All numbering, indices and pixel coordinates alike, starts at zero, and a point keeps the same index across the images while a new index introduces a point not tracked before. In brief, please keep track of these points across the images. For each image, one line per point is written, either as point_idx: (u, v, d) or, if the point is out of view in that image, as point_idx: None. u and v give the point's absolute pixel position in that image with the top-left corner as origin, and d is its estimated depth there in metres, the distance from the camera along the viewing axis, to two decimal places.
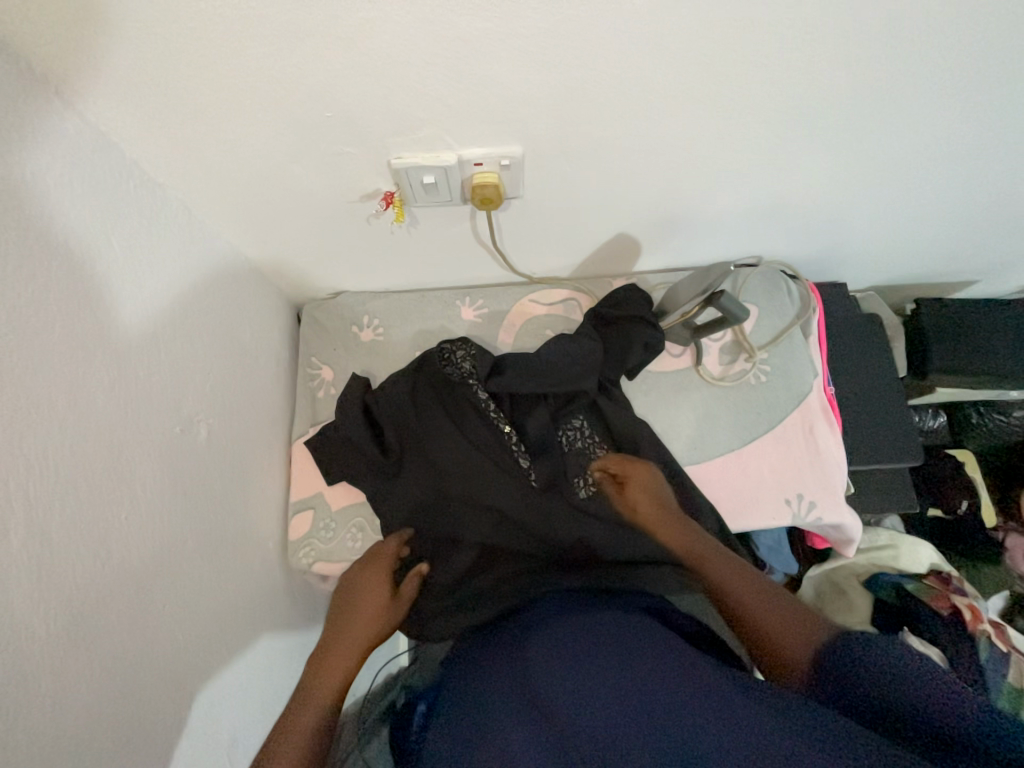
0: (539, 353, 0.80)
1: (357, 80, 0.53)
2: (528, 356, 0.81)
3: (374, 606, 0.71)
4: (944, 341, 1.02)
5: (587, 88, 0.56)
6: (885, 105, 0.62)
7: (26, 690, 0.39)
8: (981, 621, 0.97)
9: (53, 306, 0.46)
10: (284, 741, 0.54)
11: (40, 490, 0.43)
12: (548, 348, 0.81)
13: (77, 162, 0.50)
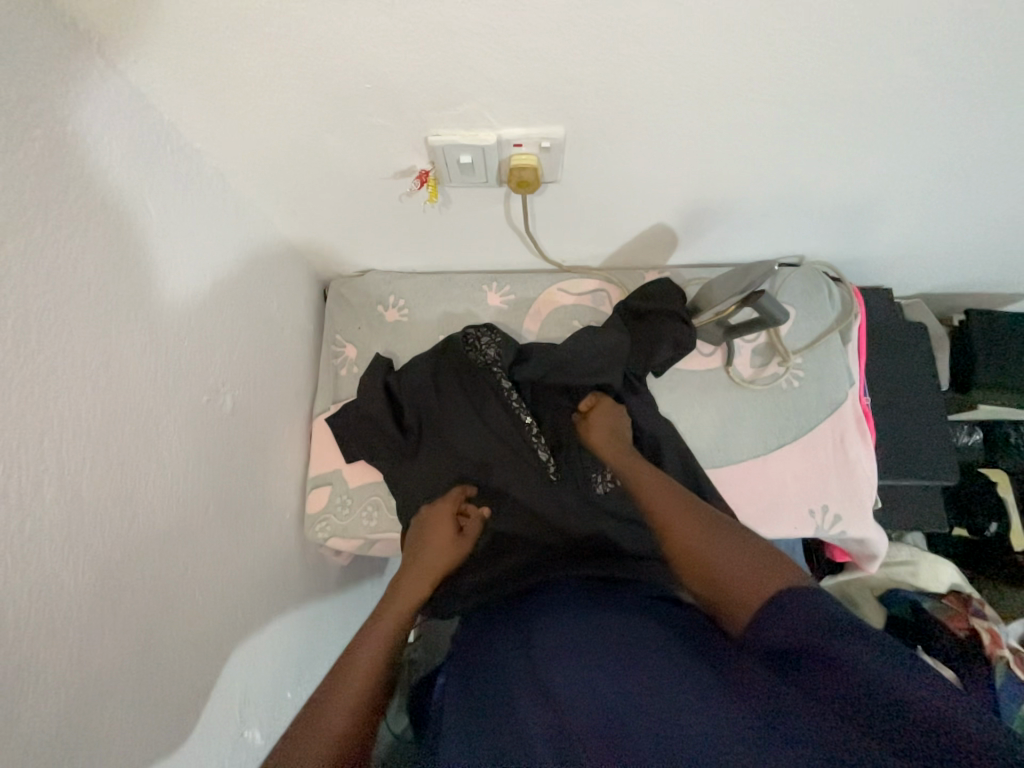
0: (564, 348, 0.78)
1: (397, 49, 0.51)
2: (554, 349, 0.80)
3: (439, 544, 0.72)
4: (991, 355, 0.97)
5: (637, 68, 0.53)
6: (960, 99, 0.58)
7: (54, 640, 0.41)
8: (1000, 646, 0.92)
9: (89, 270, 0.46)
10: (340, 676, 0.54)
11: (73, 451, 0.43)
12: (575, 340, 0.79)
13: (115, 123, 0.50)
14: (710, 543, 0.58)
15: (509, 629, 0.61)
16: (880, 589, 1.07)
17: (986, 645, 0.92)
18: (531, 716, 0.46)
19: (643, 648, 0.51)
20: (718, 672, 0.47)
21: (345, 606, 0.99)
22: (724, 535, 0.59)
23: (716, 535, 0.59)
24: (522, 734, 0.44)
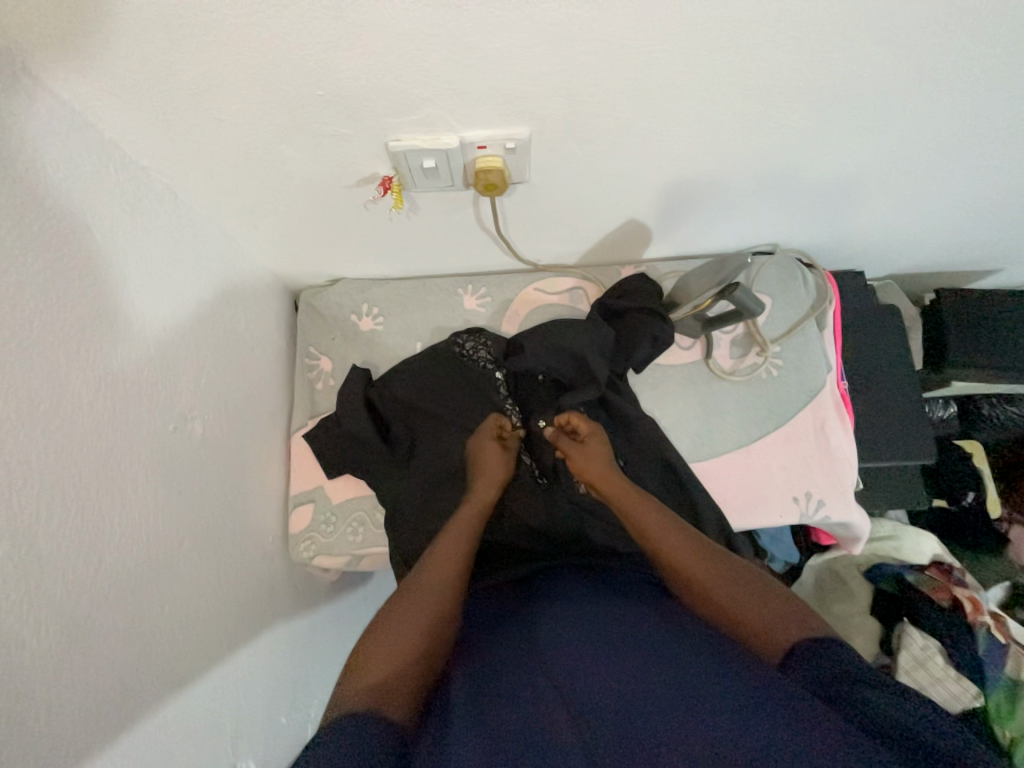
0: (561, 333, 0.77)
1: (348, 54, 0.48)
2: (550, 336, 0.78)
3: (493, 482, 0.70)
4: (961, 332, 0.99)
5: (598, 65, 0.52)
6: (924, 84, 0.57)
7: (20, 700, 0.39)
8: (981, 612, 0.97)
9: (29, 303, 0.43)
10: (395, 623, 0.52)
11: (25, 498, 0.41)
12: (570, 329, 0.78)
13: (50, 144, 0.47)
14: (713, 573, 0.56)
15: (497, 622, 0.60)
16: (865, 565, 1.09)
17: (969, 613, 0.98)
18: (538, 708, 0.44)
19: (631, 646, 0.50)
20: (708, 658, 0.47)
21: (338, 621, 0.97)
22: (724, 561, 0.57)
23: (721, 562, 0.57)
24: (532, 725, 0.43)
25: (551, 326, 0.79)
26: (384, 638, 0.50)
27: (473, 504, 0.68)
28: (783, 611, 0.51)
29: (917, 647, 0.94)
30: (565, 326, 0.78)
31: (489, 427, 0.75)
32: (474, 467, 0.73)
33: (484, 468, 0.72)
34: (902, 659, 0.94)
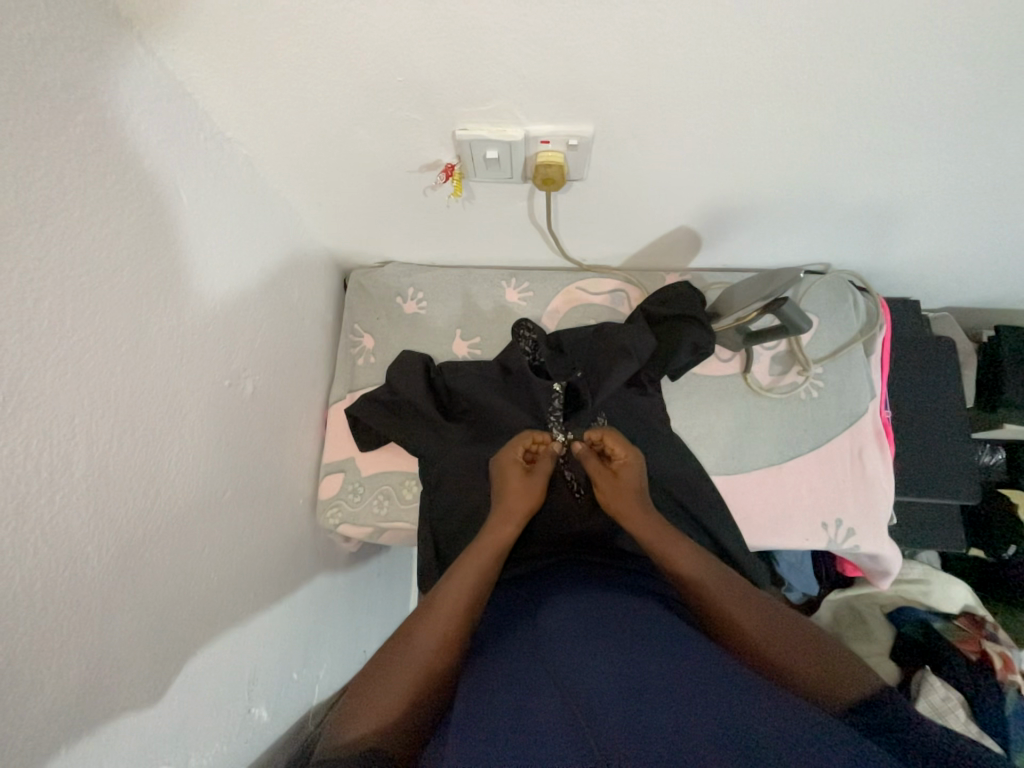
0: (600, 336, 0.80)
1: (429, 43, 0.51)
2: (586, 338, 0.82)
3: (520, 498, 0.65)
4: (1019, 373, 0.94)
5: (670, 68, 0.52)
6: (1010, 108, 0.55)
7: (80, 610, 0.42)
8: (1012, 671, 0.91)
9: (122, 253, 0.47)
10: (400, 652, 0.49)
11: (101, 429, 0.44)
12: (610, 333, 0.79)
13: (152, 109, 0.51)
14: (744, 614, 0.52)
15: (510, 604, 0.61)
16: (889, 606, 1.06)
17: (997, 669, 0.91)
18: (544, 702, 0.43)
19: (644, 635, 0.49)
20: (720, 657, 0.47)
21: (353, 591, 1.01)
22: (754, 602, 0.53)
23: (755, 607, 0.52)
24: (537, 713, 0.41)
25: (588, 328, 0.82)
26: (391, 673, 0.47)
27: (491, 529, 0.62)
28: (832, 660, 0.48)
29: (937, 697, 0.89)
30: (604, 329, 0.80)
31: (512, 446, 0.70)
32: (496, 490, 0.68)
33: (507, 493, 0.66)
34: (920, 706, 0.89)
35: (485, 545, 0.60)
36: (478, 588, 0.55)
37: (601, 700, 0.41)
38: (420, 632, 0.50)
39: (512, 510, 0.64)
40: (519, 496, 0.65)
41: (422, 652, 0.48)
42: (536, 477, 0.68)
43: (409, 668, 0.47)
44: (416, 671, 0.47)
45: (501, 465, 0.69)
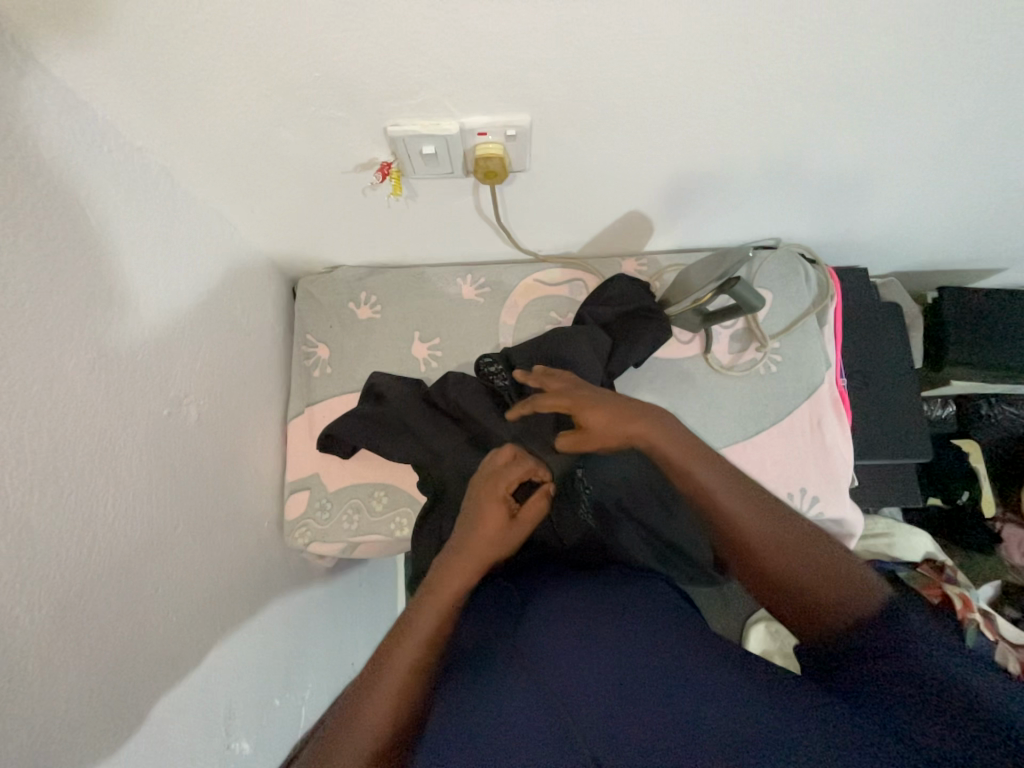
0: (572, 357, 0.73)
1: (345, 33, 0.47)
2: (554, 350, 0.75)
3: (492, 536, 0.55)
4: (961, 330, 0.99)
5: (601, 52, 0.51)
6: (931, 77, 0.57)
7: (14, 679, 0.39)
8: (972, 610, 0.98)
9: (22, 284, 0.42)
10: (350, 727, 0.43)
11: (17, 479, 0.41)
12: (583, 350, 0.75)
13: (43, 122, 0.46)
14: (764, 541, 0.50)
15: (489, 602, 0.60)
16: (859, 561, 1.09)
17: (960, 610, 0.99)
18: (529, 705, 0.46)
19: (626, 636, 0.50)
20: (680, 649, 0.50)
21: (332, 607, 0.98)
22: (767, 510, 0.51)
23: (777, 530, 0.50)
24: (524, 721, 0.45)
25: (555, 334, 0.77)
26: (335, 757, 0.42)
27: (456, 573, 0.53)
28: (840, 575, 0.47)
29: None
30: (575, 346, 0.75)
31: (502, 477, 0.57)
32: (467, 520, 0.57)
33: (474, 528, 0.55)
34: None
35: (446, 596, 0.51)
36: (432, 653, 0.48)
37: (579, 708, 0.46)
38: (373, 698, 0.45)
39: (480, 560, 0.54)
40: (491, 541, 0.55)
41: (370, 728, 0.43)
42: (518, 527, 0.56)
43: (352, 757, 0.42)
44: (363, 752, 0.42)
45: (480, 497, 0.57)
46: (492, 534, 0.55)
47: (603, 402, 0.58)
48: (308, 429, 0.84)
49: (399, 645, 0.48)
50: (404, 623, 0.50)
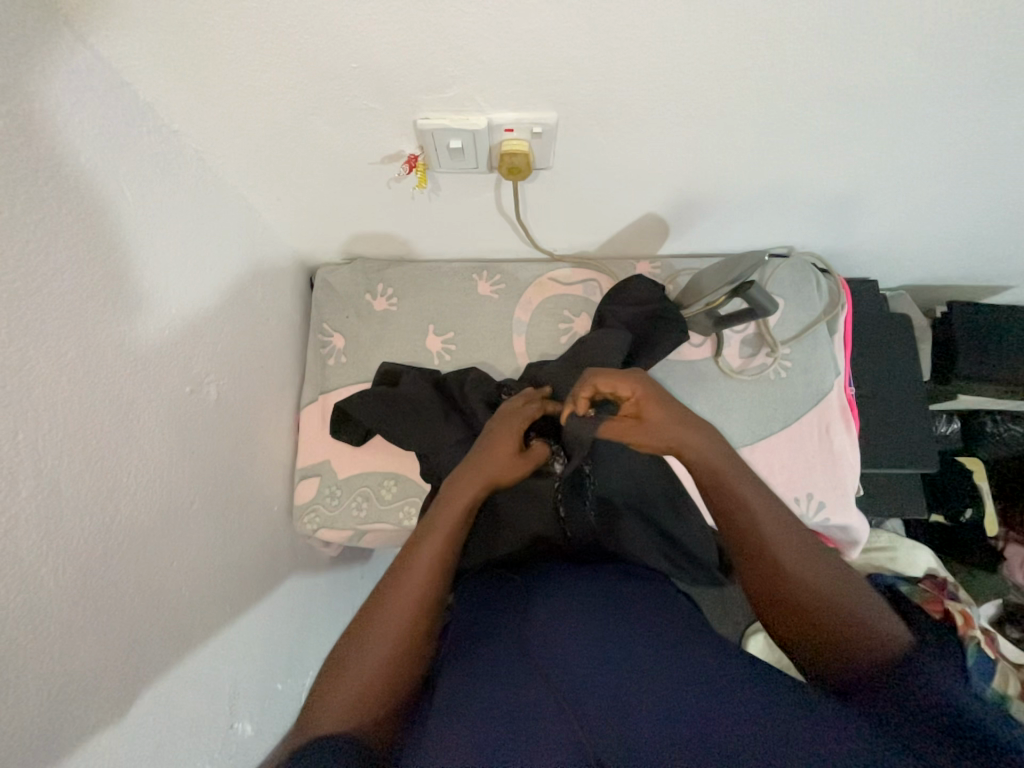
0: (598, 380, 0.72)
1: (383, 27, 0.49)
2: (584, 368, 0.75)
3: (495, 466, 0.59)
4: (969, 345, 1.00)
5: (628, 54, 0.52)
6: (948, 92, 0.58)
7: (35, 637, 0.40)
8: (973, 626, 1.00)
9: (61, 255, 0.44)
10: (369, 635, 0.46)
11: (48, 443, 0.42)
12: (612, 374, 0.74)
13: (88, 101, 0.47)
14: (787, 552, 0.51)
15: (498, 589, 0.60)
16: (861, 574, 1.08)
17: (961, 626, 0.99)
18: (529, 690, 0.46)
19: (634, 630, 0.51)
20: (690, 646, 0.50)
21: (335, 595, 0.99)
22: (798, 530, 0.52)
23: (803, 549, 0.51)
24: (521, 702, 0.44)
25: (590, 350, 0.76)
26: (356, 661, 0.45)
27: (458, 495, 0.57)
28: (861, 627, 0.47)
29: None
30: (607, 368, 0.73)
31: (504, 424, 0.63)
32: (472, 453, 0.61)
33: (477, 464, 0.59)
34: None
35: (448, 516, 0.55)
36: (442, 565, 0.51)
37: (586, 693, 0.45)
38: (389, 605, 0.48)
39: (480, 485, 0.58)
40: (495, 469, 0.59)
41: (387, 633, 0.46)
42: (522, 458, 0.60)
43: (371, 658, 0.45)
44: (383, 658, 0.45)
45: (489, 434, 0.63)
46: (496, 462, 0.59)
47: (662, 403, 0.58)
48: (321, 416, 0.85)
49: (412, 560, 0.51)
50: (412, 543, 0.53)
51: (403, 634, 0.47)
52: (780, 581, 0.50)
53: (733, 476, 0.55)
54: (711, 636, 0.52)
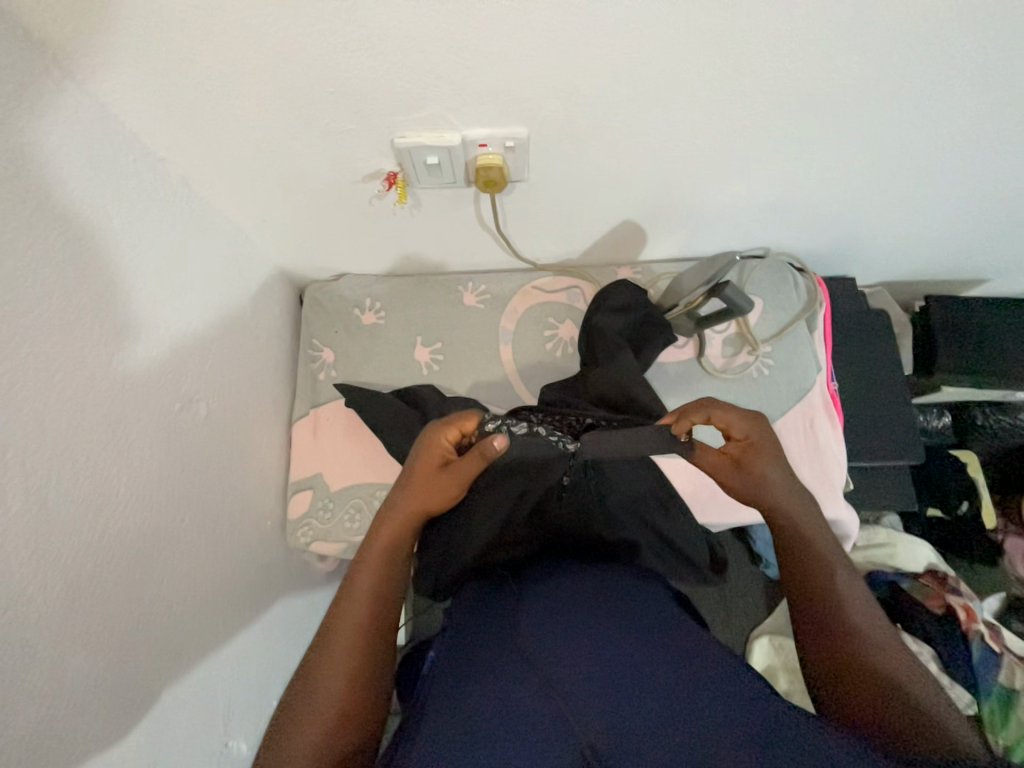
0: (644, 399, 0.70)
1: (357, 54, 0.52)
2: (623, 388, 0.72)
3: (421, 488, 0.57)
4: (950, 338, 1.01)
5: (590, 71, 0.55)
6: (900, 94, 0.61)
7: (25, 654, 0.40)
8: (975, 620, 0.98)
9: (51, 278, 0.45)
10: (310, 682, 0.47)
11: (38, 461, 0.43)
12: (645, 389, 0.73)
13: (77, 133, 0.50)
14: (851, 606, 0.53)
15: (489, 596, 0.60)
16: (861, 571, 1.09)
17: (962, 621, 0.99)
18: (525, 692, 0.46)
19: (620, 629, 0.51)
20: (677, 648, 0.50)
21: None
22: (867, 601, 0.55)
23: (867, 612, 0.53)
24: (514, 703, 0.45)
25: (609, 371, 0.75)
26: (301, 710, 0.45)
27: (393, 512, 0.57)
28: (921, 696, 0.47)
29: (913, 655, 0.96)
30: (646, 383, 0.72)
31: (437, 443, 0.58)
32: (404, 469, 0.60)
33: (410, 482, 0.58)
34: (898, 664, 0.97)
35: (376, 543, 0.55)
36: (377, 599, 0.52)
37: (571, 686, 0.46)
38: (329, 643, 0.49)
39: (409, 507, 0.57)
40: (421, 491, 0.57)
41: (327, 678, 0.47)
42: (449, 474, 0.57)
43: (314, 709, 0.45)
44: (325, 706, 0.45)
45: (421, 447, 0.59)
46: (422, 484, 0.57)
47: (766, 455, 0.59)
48: (312, 430, 0.86)
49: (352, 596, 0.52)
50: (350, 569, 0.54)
51: (345, 677, 0.47)
52: (826, 613, 0.53)
53: (812, 529, 0.58)
54: (697, 637, 0.53)
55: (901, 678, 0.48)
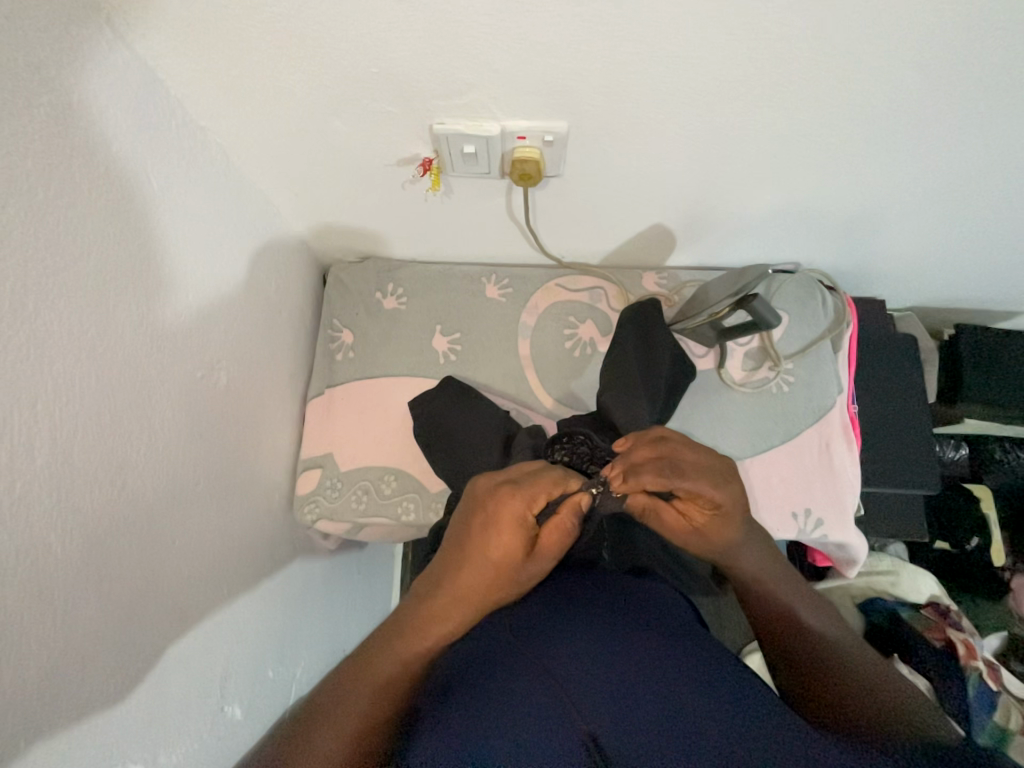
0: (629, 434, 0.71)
1: (405, 37, 0.51)
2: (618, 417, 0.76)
3: (491, 565, 0.54)
4: (976, 369, 0.99)
5: (637, 69, 0.54)
6: (953, 115, 0.59)
7: (41, 601, 0.41)
8: (974, 656, 0.96)
9: (90, 236, 0.46)
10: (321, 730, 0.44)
11: (66, 414, 0.43)
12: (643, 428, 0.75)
13: (123, 93, 0.50)
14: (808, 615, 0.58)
15: None
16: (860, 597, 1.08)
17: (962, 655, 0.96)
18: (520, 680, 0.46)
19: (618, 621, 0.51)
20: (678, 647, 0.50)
21: (328, 588, 0.99)
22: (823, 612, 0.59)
23: (824, 623, 0.58)
24: (508, 688, 0.45)
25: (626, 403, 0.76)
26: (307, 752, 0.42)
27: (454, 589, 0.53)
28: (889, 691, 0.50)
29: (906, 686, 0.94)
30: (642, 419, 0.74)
31: (516, 508, 0.55)
32: (469, 533, 0.56)
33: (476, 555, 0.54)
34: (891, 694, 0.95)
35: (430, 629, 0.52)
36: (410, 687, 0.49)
37: (566, 675, 0.46)
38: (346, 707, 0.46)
39: (472, 591, 0.53)
40: (492, 569, 0.54)
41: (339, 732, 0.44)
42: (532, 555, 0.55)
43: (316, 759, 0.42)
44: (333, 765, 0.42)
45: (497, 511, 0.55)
46: (494, 561, 0.54)
47: (733, 522, 0.59)
48: (325, 409, 0.86)
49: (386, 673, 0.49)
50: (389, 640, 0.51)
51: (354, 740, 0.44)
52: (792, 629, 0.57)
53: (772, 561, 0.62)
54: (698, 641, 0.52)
55: (867, 677, 0.52)
